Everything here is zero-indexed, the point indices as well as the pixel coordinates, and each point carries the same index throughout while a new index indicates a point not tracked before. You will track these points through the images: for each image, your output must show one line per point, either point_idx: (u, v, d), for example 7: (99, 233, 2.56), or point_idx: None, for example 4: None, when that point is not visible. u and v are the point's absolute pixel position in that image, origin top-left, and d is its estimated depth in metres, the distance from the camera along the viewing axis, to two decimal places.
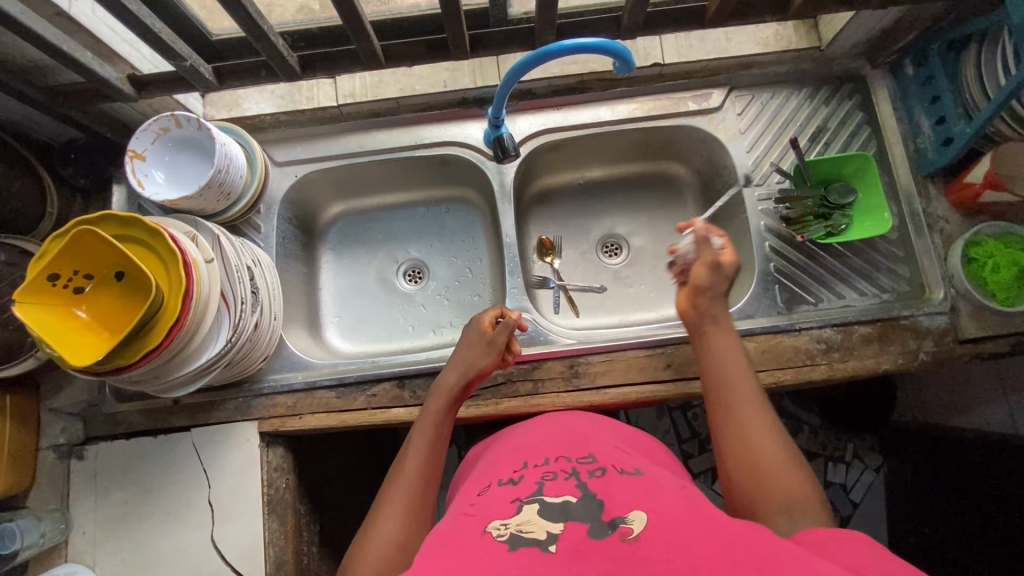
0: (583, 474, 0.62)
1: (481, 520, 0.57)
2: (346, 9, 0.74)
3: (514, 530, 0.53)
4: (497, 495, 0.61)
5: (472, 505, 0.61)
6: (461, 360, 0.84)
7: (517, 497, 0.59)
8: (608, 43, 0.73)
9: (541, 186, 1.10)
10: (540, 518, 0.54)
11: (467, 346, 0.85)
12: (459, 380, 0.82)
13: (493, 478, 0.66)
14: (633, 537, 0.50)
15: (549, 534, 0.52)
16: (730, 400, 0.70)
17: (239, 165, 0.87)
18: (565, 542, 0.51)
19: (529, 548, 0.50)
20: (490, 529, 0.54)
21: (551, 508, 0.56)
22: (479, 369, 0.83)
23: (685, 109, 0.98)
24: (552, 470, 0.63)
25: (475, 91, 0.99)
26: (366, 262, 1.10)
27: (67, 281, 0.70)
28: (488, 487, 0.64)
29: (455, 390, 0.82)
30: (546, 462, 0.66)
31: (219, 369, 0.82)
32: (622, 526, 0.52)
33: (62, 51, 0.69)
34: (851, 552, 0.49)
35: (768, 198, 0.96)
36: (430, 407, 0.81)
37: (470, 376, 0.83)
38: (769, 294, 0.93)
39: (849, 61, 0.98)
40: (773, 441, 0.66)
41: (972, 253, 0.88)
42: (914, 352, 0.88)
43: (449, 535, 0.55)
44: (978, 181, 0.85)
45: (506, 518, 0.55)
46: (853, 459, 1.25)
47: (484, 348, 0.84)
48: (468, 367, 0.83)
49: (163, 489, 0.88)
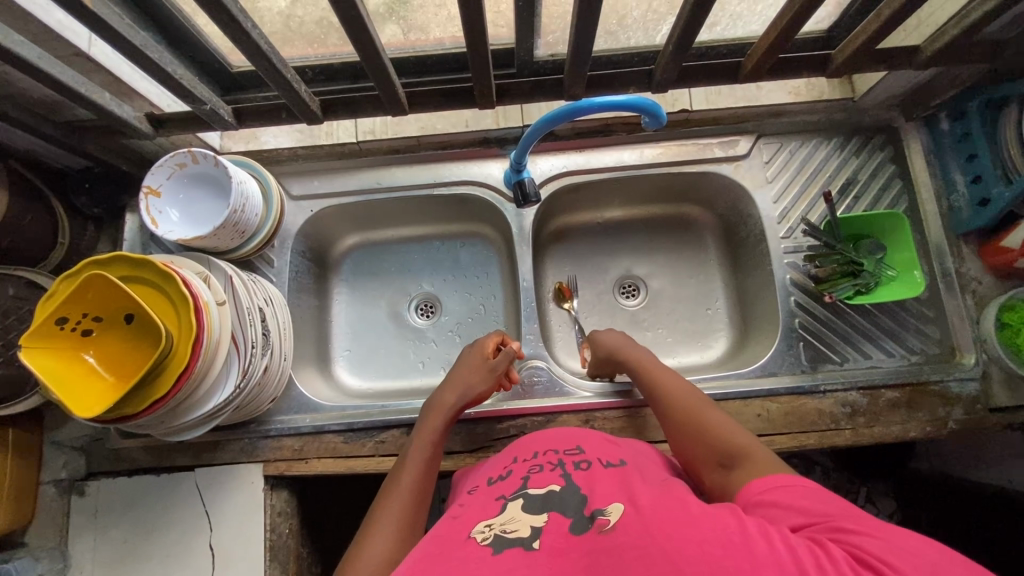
0: (568, 465, 0.60)
1: (466, 522, 0.54)
2: (372, 60, 0.73)
3: (498, 531, 0.51)
4: (486, 495, 0.59)
5: (460, 506, 0.59)
6: (459, 382, 0.82)
7: (502, 495, 0.58)
8: (639, 100, 0.72)
9: (559, 225, 1.07)
10: (524, 514, 0.53)
11: (467, 369, 0.83)
12: (457, 402, 0.80)
13: (482, 478, 0.65)
14: (610, 528, 0.49)
15: (532, 529, 0.51)
16: (671, 401, 0.73)
17: (255, 204, 0.86)
18: (548, 536, 0.49)
19: (513, 549, 0.48)
20: (474, 533, 0.52)
21: (534, 502, 0.54)
22: (477, 394, 0.82)
23: (710, 155, 0.96)
24: (538, 463, 0.62)
25: (497, 132, 0.98)
26: (379, 295, 1.08)
27: (76, 324, 0.67)
28: (477, 487, 0.63)
29: (452, 413, 0.79)
30: (534, 456, 0.64)
31: (228, 412, 0.80)
32: (600, 518, 0.50)
33: (80, 93, 0.68)
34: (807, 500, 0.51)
35: (795, 251, 0.93)
36: (424, 426, 0.77)
37: (468, 399, 0.81)
38: (793, 351, 0.90)
39: (881, 112, 0.95)
40: (721, 418, 0.68)
41: (1005, 318, 0.84)
42: (943, 420, 0.85)
43: (433, 539, 0.53)
44: (1014, 248, 0.83)
45: (491, 519, 0.53)
46: (865, 503, 1.16)
47: (485, 373, 0.83)
48: (466, 389, 0.81)
49: (163, 530, 0.87)
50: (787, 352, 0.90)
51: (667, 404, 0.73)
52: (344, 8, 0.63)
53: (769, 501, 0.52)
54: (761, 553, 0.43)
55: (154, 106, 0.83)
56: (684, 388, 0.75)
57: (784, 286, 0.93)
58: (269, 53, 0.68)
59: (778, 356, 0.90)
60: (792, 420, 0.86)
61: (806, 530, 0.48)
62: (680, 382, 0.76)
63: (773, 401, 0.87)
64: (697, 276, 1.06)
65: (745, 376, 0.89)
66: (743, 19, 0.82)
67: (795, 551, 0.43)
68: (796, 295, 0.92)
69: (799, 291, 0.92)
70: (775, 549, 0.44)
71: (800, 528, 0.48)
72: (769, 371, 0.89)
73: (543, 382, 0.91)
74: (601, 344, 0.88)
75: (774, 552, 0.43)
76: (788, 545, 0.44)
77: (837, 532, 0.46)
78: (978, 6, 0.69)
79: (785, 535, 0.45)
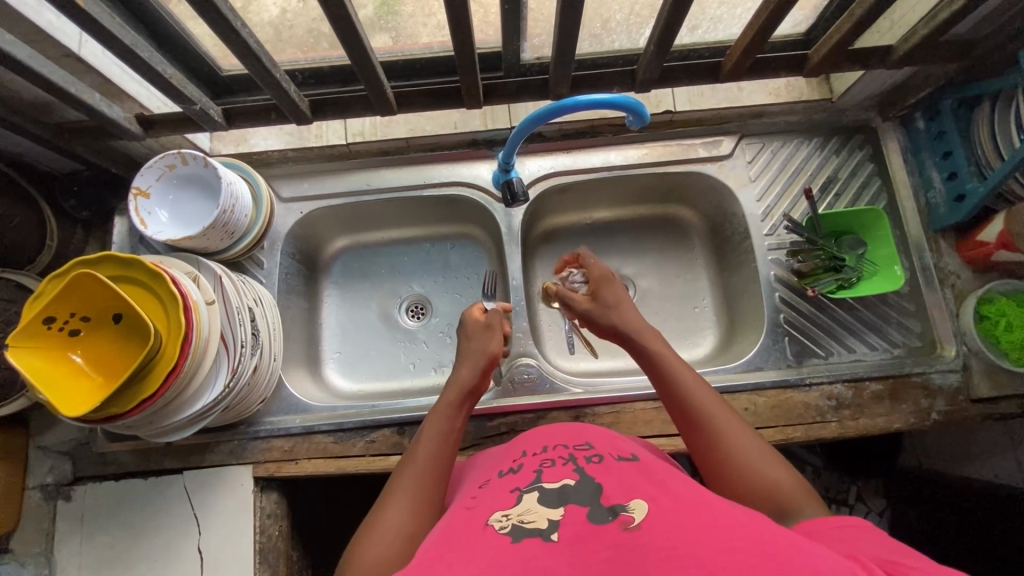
0: (580, 460, 0.59)
1: (481, 513, 0.53)
2: (361, 62, 0.74)
3: (516, 521, 0.50)
4: (498, 488, 0.58)
5: (472, 498, 0.58)
6: (471, 353, 0.80)
7: (517, 487, 0.56)
8: (621, 98, 0.73)
9: (548, 226, 1.08)
10: (541, 506, 0.51)
11: (471, 339, 0.82)
12: (472, 372, 0.76)
13: (491, 472, 0.64)
14: (635, 526, 0.47)
15: (550, 522, 0.49)
16: (705, 415, 0.66)
17: (245, 204, 0.86)
18: (566, 529, 0.48)
19: (531, 539, 0.47)
20: (492, 521, 0.51)
21: (550, 495, 0.53)
22: (491, 354, 0.79)
23: (695, 155, 0.98)
24: (548, 458, 0.61)
25: (485, 134, 1.00)
26: (370, 296, 1.08)
27: (63, 324, 0.67)
28: (488, 480, 0.61)
29: (470, 383, 0.76)
30: (544, 450, 0.63)
31: (217, 414, 0.79)
32: (623, 514, 0.48)
33: (70, 93, 0.69)
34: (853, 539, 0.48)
35: (778, 248, 0.95)
36: (440, 401, 0.74)
37: (482, 364, 0.78)
38: (779, 346, 0.91)
39: (860, 113, 0.98)
40: (753, 441, 0.64)
41: (983, 311, 0.86)
42: (926, 411, 0.87)
43: (445, 531, 0.52)
44: (991, 241, 0.85)
45: (507, 509, 0.52)
46: (856, 502, 1.17)
47: (489, 333, 0.82)
48: (477, 355, 0.79)
49: (151, 533, 0.86)
50: (774, 347, 0.91)
51: (701, 419, 0.66)
52: (333, 10, 0.64)
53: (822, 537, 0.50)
54: (797, 557, 0.41)
55: (144, 108, 0.84)
56: (719, 402, 0.68)
57: (770, 282, 0.94)
58: (258, 54, 0.69)
59: (764, 351, 0.91)
60: (779, 412, 0.87)
61: (857, 555, 0.45)
62: (713, 393, 0.69)
63: (759, 395, 0.88)
64: (684, 275, 1.07)
65: (731, 371, 0.90)
66: (723, 22, 0.84)
67: (840, 566, 0.41)
68: (781, 291, 0.94)
69: (783, 287, 0.94)
70: (816, 558, 0.41)
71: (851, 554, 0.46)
72: (756, 366, 0.91)
73: (532, 379, 0.92)
74: (622, 310, 0.79)
75: (810, 559, 0.41)
76: (833, 560, 0.42)
77: (889, 564, 0.44)
78: (946, 6, 0.71)
79: (830, 554, 0.43)
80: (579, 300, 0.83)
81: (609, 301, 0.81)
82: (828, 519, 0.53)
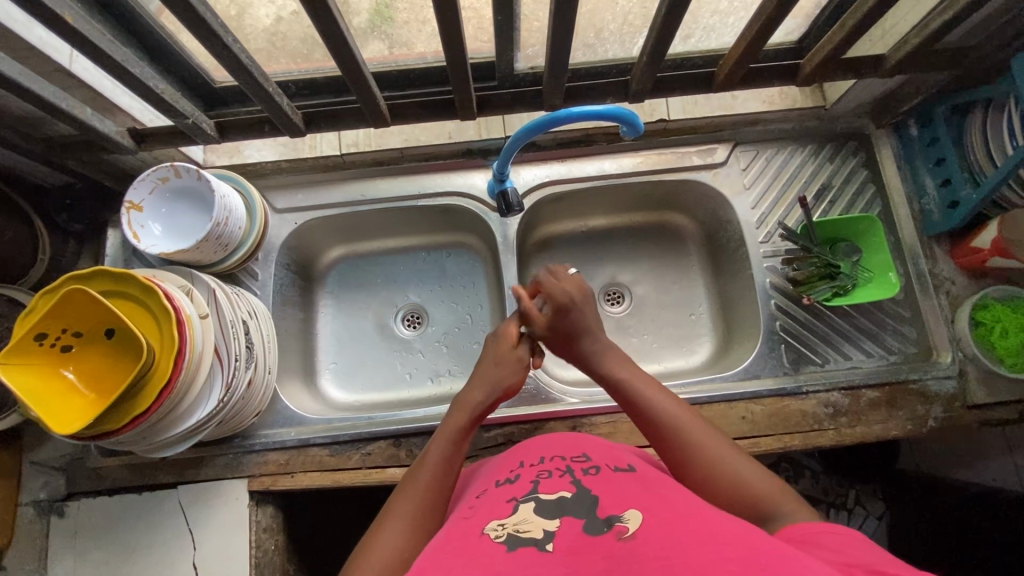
0: (577, 471, 0.59)
1: (477, 521, 0.53)
2: (352, 73, 0.73)
3: (512, 530, 0.50)
4: (494, 497, 0.57)
5: (470, 507, 0.57)
6: (487, 378, 0.78)
7: (514, 497, 0.56)
8: (617, 110, 0.73)
9: (544, 234, 1.08)
10: (539, 517, 0.51)
11: (494, 362, 0.79)
12: (486, 398, 0.75)
13: (489, 482, 0.63)
14: (629, 536, 0.46)
15: (546, 532, 0.49)
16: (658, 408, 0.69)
17: (239, 217, 0.85)
18: (562, 539, 0.47)
19: (526, 548, 0.47)
20: (488, 531, 0.50)
21: (547, 506, 0.52)
22: (507, 387, 0.78)
23: (690, 163, 0.98)
24: (546, 469, 0.60)
25: (479, 143, 1.00)
26: (366, 306, 1.08)
27: (55, 339, 0.66)
28: (485, 490, 0.61)
29: (481, 409, 0.75)
30: (541, 462, 0.63)
31: (211, 428, 0.79)
32: (618, 525, 0.48)
33: (60, 108, 0.69)
34: (844, 550, 0.47)
35: (774, 255, 0.95)
36: (447, 424, 0.73)
37: (496, 395, 0.77)
38: (775, 354, 0.91)
39: (853, 120, 0.98)
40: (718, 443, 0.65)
41: (979, 317, 0.87)
42: (923, 418, 0.87)
43: (441, 539, 0.52)
44: (986, 247, 0.85)
45: (503, 518, 0.52)
46: (855, 506, 1.13)
47: (514, 363, 0.79)
48: (495, 384, 0.77)
49: (144, 547, 0.85)
50: (770, 355, 0.91)
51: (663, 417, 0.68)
52: (325, 25, 0.64)
53: (808, 545, 0.50)
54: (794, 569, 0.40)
55: (137, 121, 0.84)
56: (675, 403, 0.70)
57: (766, 290, 0.94)
58: (250, 67, 0.68)
59: (761, 359, 0.91)
60: (776, 421, 0.87)
61: (851, 569, 0.44)
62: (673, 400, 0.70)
63: (757, 403, 0.88)
64: (680, 282, 1.07)
65: (729, 379, 0.90)
66: (716, 31, 0.84)
67: None
68: (777, 298, 0.94)
69: (779, 294, 0.94)
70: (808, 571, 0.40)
71: (845, 566, 0.45)
72: (753, 374, 0.90)
73: (529, 389, 0.92)
74: (586, 336, 0.78)
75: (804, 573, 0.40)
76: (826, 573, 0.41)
77: None
78: (937, 16, 0.72)
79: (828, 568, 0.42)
80: (540, 322, 0.80)
81: (567, 330, 0.78)
82: (820, 524, 0.52)
